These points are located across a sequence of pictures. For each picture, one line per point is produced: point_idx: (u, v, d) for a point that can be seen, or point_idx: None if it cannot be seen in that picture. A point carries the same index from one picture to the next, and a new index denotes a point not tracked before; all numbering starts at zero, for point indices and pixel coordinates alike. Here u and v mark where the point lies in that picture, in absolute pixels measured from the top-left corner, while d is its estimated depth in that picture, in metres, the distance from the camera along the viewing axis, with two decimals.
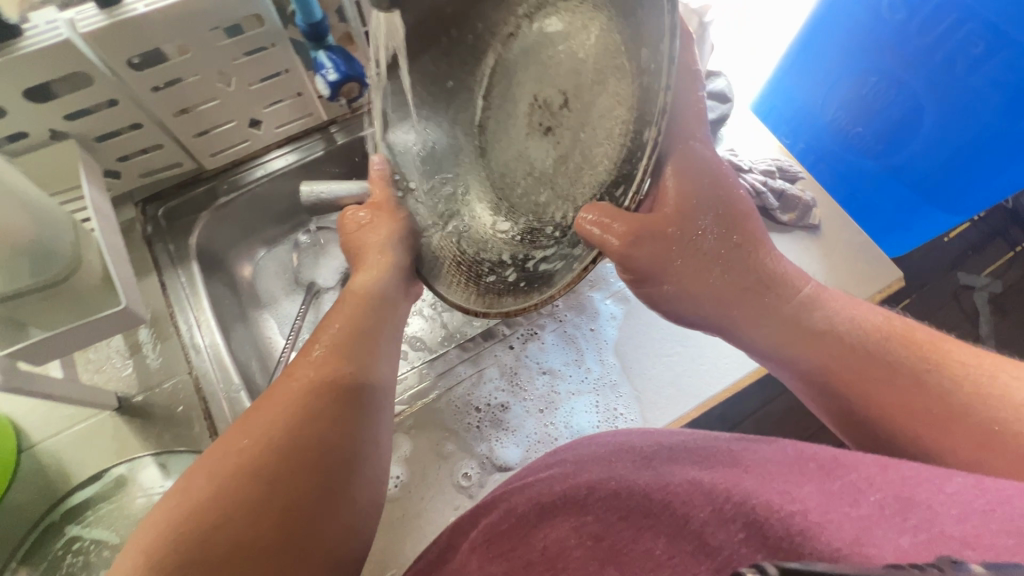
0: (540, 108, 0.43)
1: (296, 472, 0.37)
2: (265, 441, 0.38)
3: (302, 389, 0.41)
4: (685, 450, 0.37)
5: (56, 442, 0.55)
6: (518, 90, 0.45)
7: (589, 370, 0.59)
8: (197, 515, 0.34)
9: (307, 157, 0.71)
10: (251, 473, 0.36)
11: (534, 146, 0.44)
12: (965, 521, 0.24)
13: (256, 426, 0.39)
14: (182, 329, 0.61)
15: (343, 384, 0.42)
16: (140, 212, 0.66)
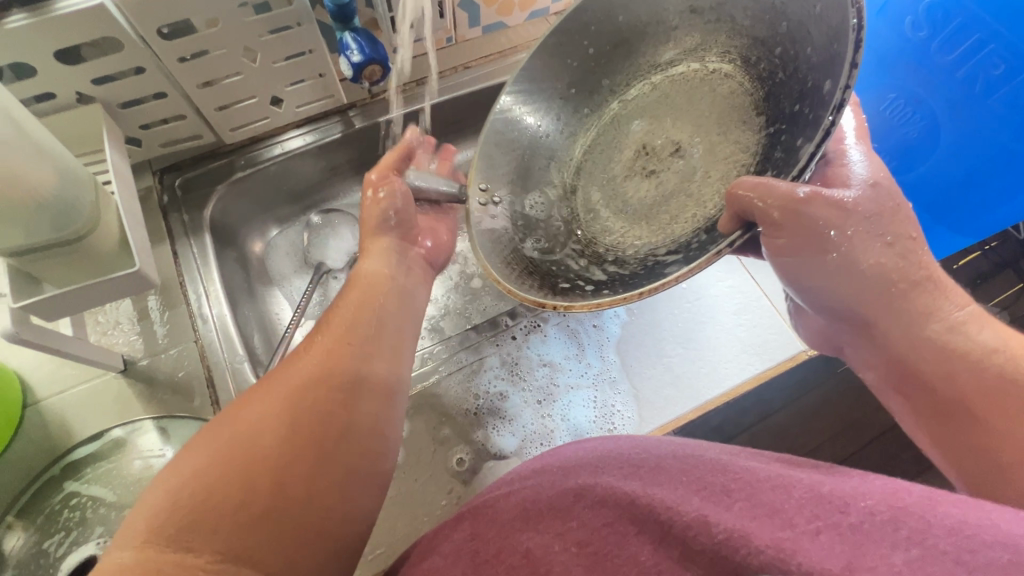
0: (646, 154, 0.52)
1: (312, 444, 0.37)
2: (277, 412, 0.37)
3: (308, 370, 0.40)
4: (672, 456, 0.36)
5: (62, 400, 0.55)
6: (628, 134, 0.53)
7: (589, 365, 0.59)
8: (177, 498, 0.33)
9: (324, 138, 0.72)
10: (264, 443, 0.36)
11: (631, 184, 0.52)
12: (958, 531, 0.27)
13: (265, 400, 0.38)
14: (191, 299, 0.62)
15: (354, 369, 0.41)
16: (157, 180, 0.67)
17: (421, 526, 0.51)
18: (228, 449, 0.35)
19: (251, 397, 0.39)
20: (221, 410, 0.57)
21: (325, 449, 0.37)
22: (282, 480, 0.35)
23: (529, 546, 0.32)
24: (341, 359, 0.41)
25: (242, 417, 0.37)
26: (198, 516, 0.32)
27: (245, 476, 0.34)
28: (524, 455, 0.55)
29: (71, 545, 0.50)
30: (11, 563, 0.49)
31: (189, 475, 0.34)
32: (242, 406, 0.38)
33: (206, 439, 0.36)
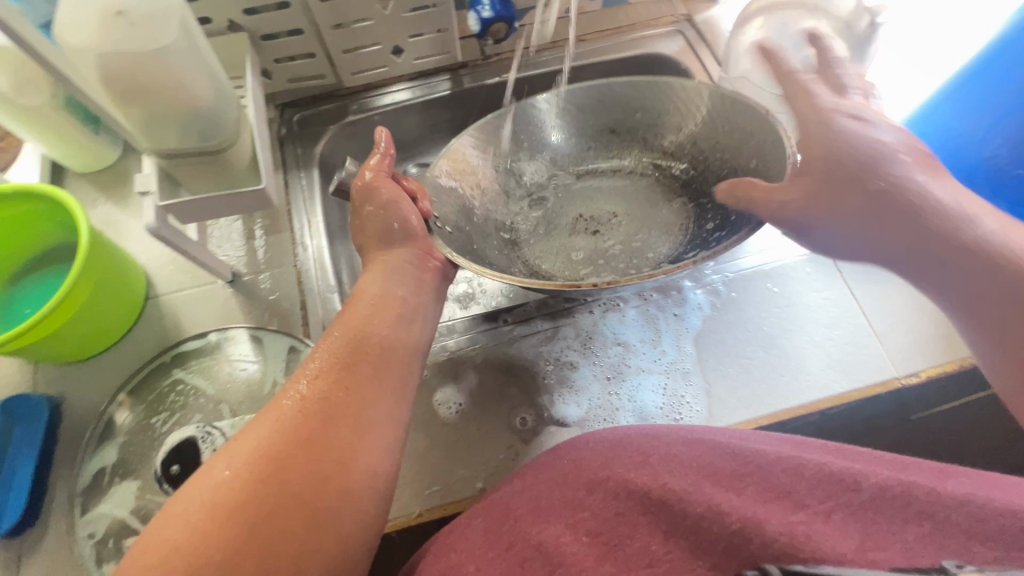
0: (588, 220, 0.66)
1: (301, 468, 0.35)
2: (258, 446, 0.36)
3: (287, 403, 0.39)
4: (685, 446, 0.40)
5: (177, 298, 0.62)
6: (568, 208, 0.68)
7: (664, 352, 0.58)
8: (213, 500, 0.34)
9: (433, 93, 0.74)
10: (251, 480, 0.34)
11: (580, 237, 0.65)
12: (932, 512, 0.34)
13: (250, 439, 0.37)
14: (294, 227, 0.66)
15: (331, 394, 0.40)
16: (278, 114, 0.72)
17: (475, 474, 0.53)
18: (217, 490, 0.34)
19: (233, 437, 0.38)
20: (308, 332, 0.61)
21: (312, 471, 0.35)
22: (274, 513, 0.34)
23: (542, 538, 0.36)
24: (362, 334, 0.44)
25: (267, 412, 0.39)
26: (195, 569, 0.31)
27: (234, 520, 0.33)
28: (585, 427, 0.55)
29: (174, 424, 0.55)
30: (122, 432, 0.54)
31: (181, 532, 0.33)
32: (219, 452, 0.37)
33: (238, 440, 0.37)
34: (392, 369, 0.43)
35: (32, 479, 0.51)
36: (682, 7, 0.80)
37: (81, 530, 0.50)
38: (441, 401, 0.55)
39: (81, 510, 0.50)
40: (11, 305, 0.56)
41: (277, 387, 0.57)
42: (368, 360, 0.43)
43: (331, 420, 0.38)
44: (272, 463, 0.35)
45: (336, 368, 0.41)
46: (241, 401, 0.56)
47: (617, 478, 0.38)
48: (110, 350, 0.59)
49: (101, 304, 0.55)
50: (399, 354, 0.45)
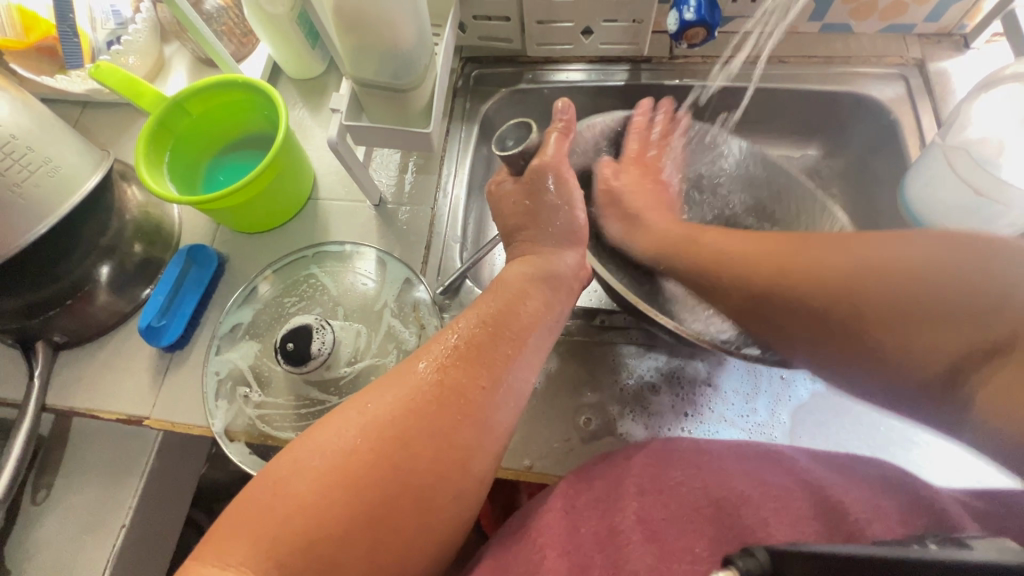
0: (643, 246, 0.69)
1: (428, 456, 0.38)
2: (389, 424, 0.38)
3: (421, 384, 0.40)
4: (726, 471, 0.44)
5: (330, 206, 0.70)
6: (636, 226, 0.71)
7: (755, 411, 0.54)
8: (340, 473, 0.36)
9: (606, 81, 0.74)
10: (377, 461, 0.37)
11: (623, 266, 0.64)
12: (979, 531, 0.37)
13: (385, 411, 0.39)
14: (442, 173, 0.71)
15: (468, 387, 0.41)
16: (460, 66, 0.76)
17: (526, 451, 0.55)
18: (347, 458, 0.37)
19: (360, 407, 0.40)
20: (425, 269, 0.66)
21: (437, 457, 0.38)
22: (399, 497, 0.37)
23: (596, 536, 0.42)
24: (494, 320, 0.45)
25: (394, 385, 0.40)
26: (325, 527, 0.35)
27: (355, 501, 0.36)
28: None
29: (299, 309, 0.64)
30: (261, 301, 0.64)
31: (317, 482, 0.36)
32: (349, 418, 0.39)
33: (364, 412, 0.39)
34: (518, 368, 0.44)
35: (190, 313, 0.63)
36: (916, 49, 0.69)
37: (210, 366, 0.60)
38: None
39: (215, 350, 0.61)
40: (213, 173, 0.68)
41: (385, 310, 0.63)
42: (497, 357, 0.43)
43: (458, 412, 0.40)
44: (398, 452, 0.37)
45: (464, 358, 0.42)
46: (354, 310, 0.64)
47: (669, 482, 0.43)
48: (271, 233, 0.69)
49: (275, 194, 0.64)
50: (531, 350, 0.45)
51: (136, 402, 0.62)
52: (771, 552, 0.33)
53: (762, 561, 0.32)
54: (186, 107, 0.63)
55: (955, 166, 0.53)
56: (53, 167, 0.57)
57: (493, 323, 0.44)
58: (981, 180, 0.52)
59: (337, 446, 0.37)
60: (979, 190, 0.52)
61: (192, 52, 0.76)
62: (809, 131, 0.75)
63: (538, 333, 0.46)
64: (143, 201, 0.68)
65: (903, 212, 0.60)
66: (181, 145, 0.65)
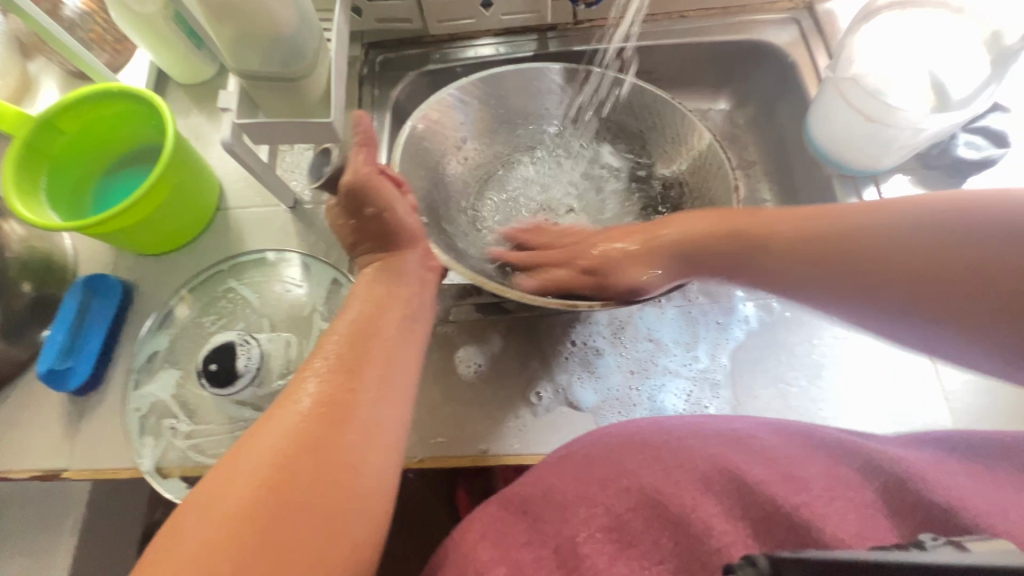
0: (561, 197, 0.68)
1: (313, 485, 0.35)
2: (265, 472, 0.34)
3: (313, 394, 0.39)
4: (686, 444, 0.43)
5: (243, 214, 0.66)
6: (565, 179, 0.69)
7: (696, 358, 0.56)
8: (222, 519, 0.32)
9: (515, 53, 0.72)
10: (266, 494, 0.33)
11: (527, 192, 0.69)
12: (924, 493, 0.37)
13: (252, 456, 0.35)
14: (359, 166, 0.68)
15: (340, 395, 0.39)
16: (363, 53, 0.73)
17: (481, 434, 0.54)
18: (239, 494, 0.33)
19: (228, 460, 0.36)
20: (354, 267, 0.63)
21: (327, 465, 0.35)
22: (290, 525, 0.33)
23: (560, 542, 0.39)
24: (362, 323, 0.44)
25: (266, 420, 0.37)
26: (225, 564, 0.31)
27: (249, 534, 0.32)
28: (598, 415, 0.54)
29: (221, 327, 0.60)
30: (178, 325, 0.59)
31: (193, 550, 0.31)
32: (216, 476, 0.35)
33: (230, 466, 0.35)
34: (400, 384, 0.42)
35: (99, 350, 0.58)
36: None
37: (130, 403, 0.56)
38: (462, 359, 0.56)
39: (134, 385, 0.56)
40: (101, 197, 0.62)
41: (315, 314, 0.60)
42: (369, 361, 0.42)
43: (331, 425, 0.37)
44: (283, 487, 0.34)
45: (338, 369, 0.40)
46: (281, 320, 0.60)
47: (630, 476, 0.41)
48: (178, 252, 0.64)
49: (174, 208, 0.59)
50: (406, 365, 0.44)
51: (50, 456, 0.56)
52: (771, 558, 0.31)
53: (761, 570, 0.30)
54: (57, 126, 0.57)
55: (848, 95, 0.56)
56: None
57: (353, 334, 0.43)
58: (871, 107, 0.55)
59: (213, 504, 0.33)
60: (868, 117, 0.55)
61: (61, 66, 0.69)
62: (719, 83, 0.77)
63: (397, 328, 0.45)
64: (26, 236, 0.62)
65: (812, 148, 0.63)
66: (57, 171, 0.58)
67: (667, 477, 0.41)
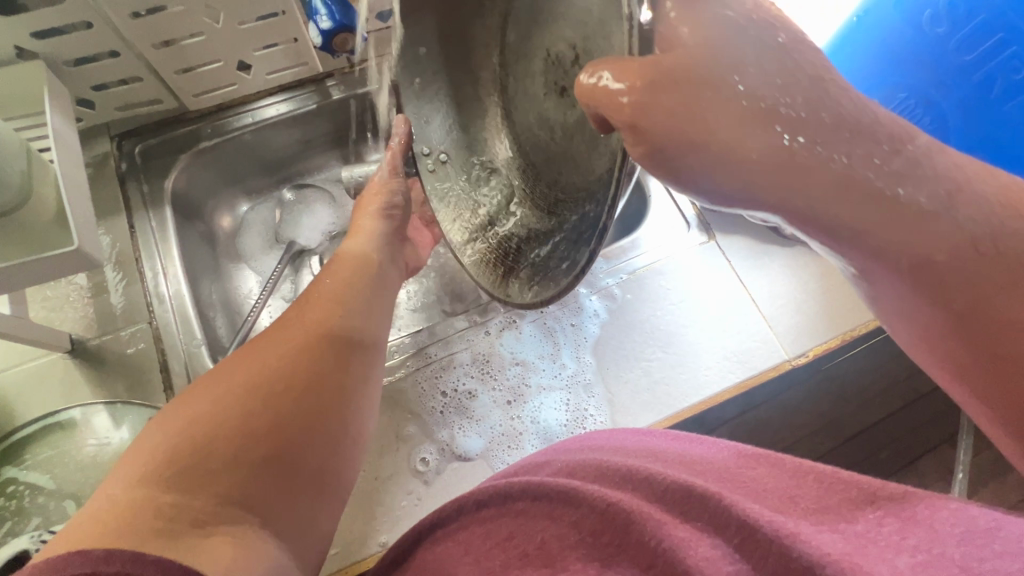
0: (553, 65, 0.39)
1: (305, 393, 0.39)
2: (217, 422, 0.35)
3: (304, 326, 0.44)
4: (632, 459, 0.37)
5: (4, 380, 0.52)
6: (532, 44, 0.41)
7: (563, 366, 0.56)
8: (167, 449, 0.34)
9: (297, 110, 0.67)
10: (263, 398, 0.37)
11: (544, 100, 0.41)
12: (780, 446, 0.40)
13: (204, 403, 0.36)
14: (147, 277, 0.58)
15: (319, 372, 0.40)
16: (115, 147, 0.63)
17: (375, 527, 0.49)
18: (234, 386, 0.37)
19: (194, 392, 0.38)
20: (174, 396, 0.54)
21: (317, 376, 0.40)
22: (286, 420, 0.37)
23: (545, 538, 0.34)
24: (332, 317, 0.45)
25: (222, 373, 0.39)
26: (233, 470, 0.34)
27: (256, 420, 0.36)
28: (489, 458, 0.52)
29: (10, 533, 0.47)
30: None
31: (124, 484, 0.32)
32: (197, 391, 0.37)
33: (187, 404, 0.37)
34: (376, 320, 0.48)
35: None
36: None
37: None
38: None
39: None
40: None
41: None
42: (346, 350, 0.43)
43: (302, 399, 0.38)
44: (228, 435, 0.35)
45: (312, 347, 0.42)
46: None
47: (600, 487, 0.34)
48: None
49: None
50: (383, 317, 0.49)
51: None
52: None
53: None
54: None
55: None
56: None
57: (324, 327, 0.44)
58: None
59: (150, 447, 0.34)
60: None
61: None
62: None
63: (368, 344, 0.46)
64: None
65: None
66: None
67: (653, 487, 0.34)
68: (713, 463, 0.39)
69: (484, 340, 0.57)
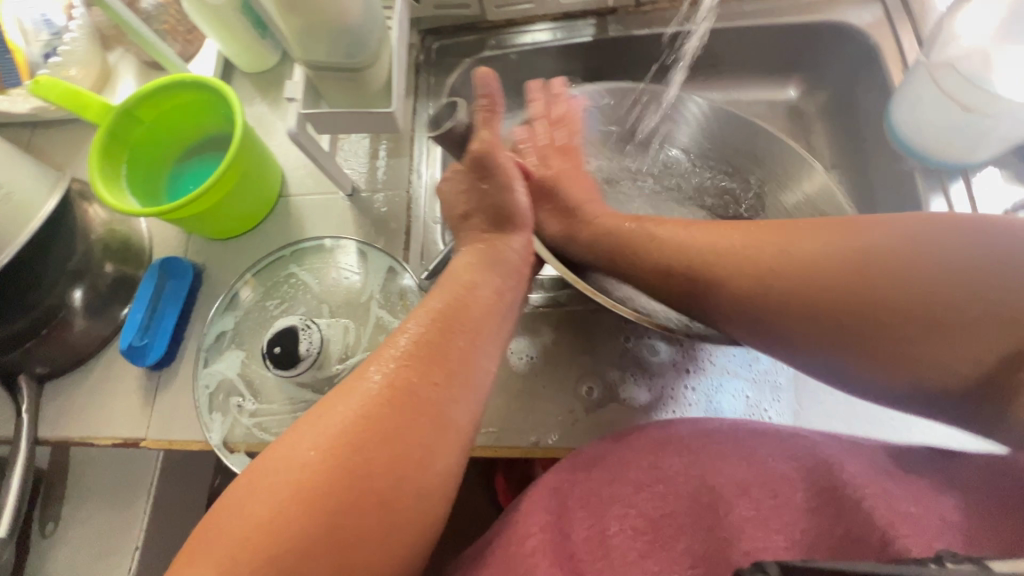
0: (657, 230, 0.64)
1: (369, 504, 0.34)
2: (299, 489, 0.33)
3: (371, 391, 0.37)
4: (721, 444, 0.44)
5: (303, 202, 0.68)
6: (661, 213, 0.66)
7: (756, 359, 0.53)
8: (259, 517, 0.33)
9: (575, 39, 0.70)
10: (337, 472, 0.34)
11: (688, 249, 0.64)
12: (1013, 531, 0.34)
13: (291, 464, 0.34)
14: (414, 155, 0.68)
15: (404, 423, 0.37)
16: (420, 40, 0.73)
17: (532, 426, 0.54)
18: (301, 474, 0.34)
19: (288, 441, 0.36)
20: (408, 256, 0.64)
21: (387, 463, 0.35)
22: (342, 521, 0.33)
23: (591, 532, 0.41)
24: (425, 358, 0.40)
25: (311, 426, 0.36)
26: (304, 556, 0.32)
27: (315, 515, 0.33)
28: (651, 413, 0.53)
29: (282, 311, 0.62)
30: (243, 307, 0.62)
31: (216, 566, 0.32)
32: (286, 443, 0.36)
33: (275, 459, 0.35)
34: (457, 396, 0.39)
35: (172, 329, 0.61)
36: None
37: (200, 379, 0.59)
38: (513, 351, 0.57)
39: (204, 362, 0.60)
40: (177, 180, 0.65)
41: (373, 301, 0.61)
42: (434, 398, 0.38)
43: (386, 454, 0.35)
44: (304, 519, 0.33)
45: (401, 392, 0.38)
46: (338, 305, 0.62)
47: (665, 477, 0.43)
48: (242, 237, 0.67)
49: (241, 195, 0.62)
50: (487, 340, 0.43)
51: (129, 425, 0.60)
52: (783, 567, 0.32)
53: None
54: (136, 115, 0.60)
55: (944, 84, 0.53)
56: (7, 192, 0.55)
57: (421, 371, 0.39)
58: (970, 96, 0.53)
59: (241, 523, 0.33)
60: (968, 107, 0.53)
61: (137, 56, 0.73)
62: (788, 68, 0.74)
63: (468, 383, 0.40)
64: (107, 218, 0.66)
65: (894, 142, 0.60)
66: (141, 153, 0.62)
67: (705, 477, 0.42)
68: (755, 453, 0.43)
69: None
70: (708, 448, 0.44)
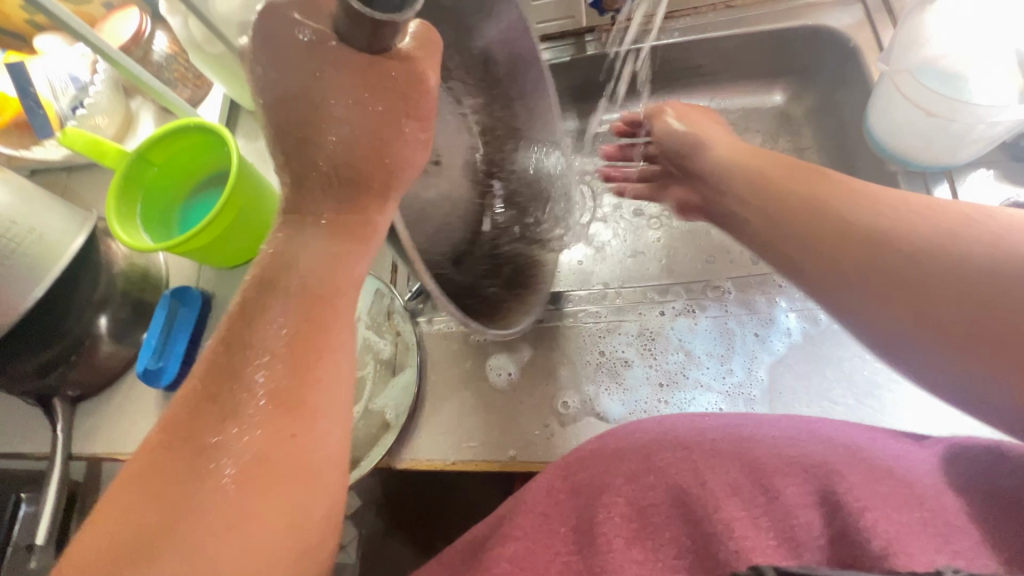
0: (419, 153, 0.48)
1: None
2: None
3: (214, 443, 0.32)
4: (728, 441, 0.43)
5: None
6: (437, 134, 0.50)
7: (730, 372, 0.54)
8: None
9: (555, 59, 0.71)
10: (174, 549, 0.29)
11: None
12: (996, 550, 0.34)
13: (114, 542, 0.29)
14: None
15: (266, 472, 0.32)
16: None
17: (511, 440, 0.56)
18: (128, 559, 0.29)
19: (114, 507, 0.31)
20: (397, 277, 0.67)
21: (246, 525, 0.31)
22: (226, 540, 0.30)
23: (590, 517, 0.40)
24: (280, 388, 0.34)
25: (143, 490, 0.31)
26: None
27: None
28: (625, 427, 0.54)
29: None
30: None
31: None
32: (112, 509, 0.31)
33: (93, 539, 0.30)
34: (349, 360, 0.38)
35: (184, 352, 0.66)
36: None
37: None
38: (492, 368, 0.59)
39: None
40: (187, 215, 0.71)
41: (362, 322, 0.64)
42: (298, 440, 0.34)
43: (243, 517, 0.31)
44: None
45: (257, 442, 0.33)
46: None
47: (658, 474, 0.42)
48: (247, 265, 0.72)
49: (241, 227, 0.66)
50: (349, 347, 0.38)
51: None
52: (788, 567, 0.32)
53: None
54: (148, 159, 0.66)
55: (905, 90, 0.52)
56: (39, 236, 0.62)
57: (271, 408, 0.34)
58: (933, 101, 0.50)
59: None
60: (931, 112, 0.51)
61: (155, 102, 0.80)
62: (774, 73, 0.73)
63: (332, 405, 0.36)
64: (129, 252, 0.72)
65: (870, 142, 0.59)
66: (154, 193, 0.68)
67: (696, 476, 0.41)
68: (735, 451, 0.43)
69: (656, 317, 0.57)
70: (717, 433, 0.43)
